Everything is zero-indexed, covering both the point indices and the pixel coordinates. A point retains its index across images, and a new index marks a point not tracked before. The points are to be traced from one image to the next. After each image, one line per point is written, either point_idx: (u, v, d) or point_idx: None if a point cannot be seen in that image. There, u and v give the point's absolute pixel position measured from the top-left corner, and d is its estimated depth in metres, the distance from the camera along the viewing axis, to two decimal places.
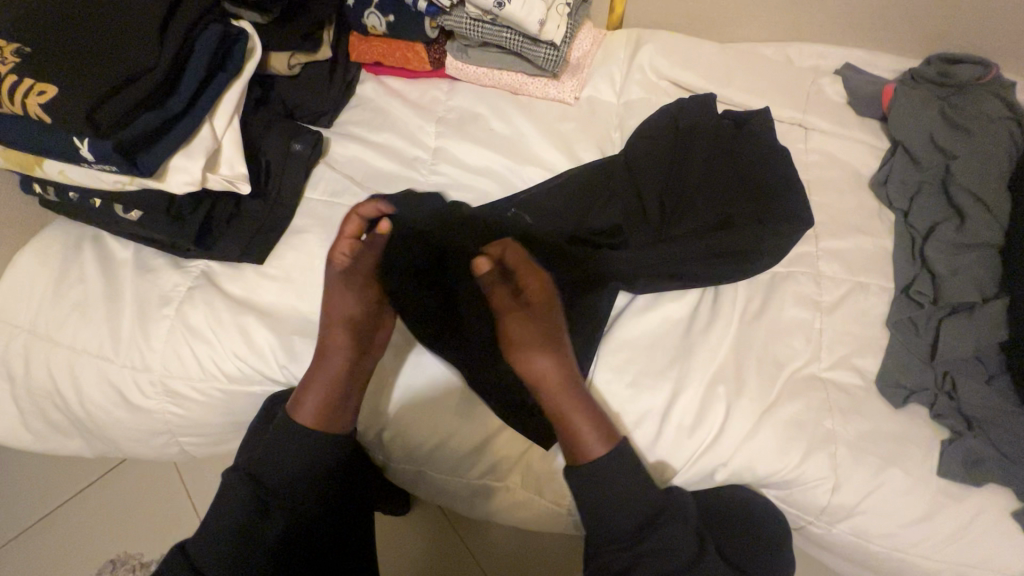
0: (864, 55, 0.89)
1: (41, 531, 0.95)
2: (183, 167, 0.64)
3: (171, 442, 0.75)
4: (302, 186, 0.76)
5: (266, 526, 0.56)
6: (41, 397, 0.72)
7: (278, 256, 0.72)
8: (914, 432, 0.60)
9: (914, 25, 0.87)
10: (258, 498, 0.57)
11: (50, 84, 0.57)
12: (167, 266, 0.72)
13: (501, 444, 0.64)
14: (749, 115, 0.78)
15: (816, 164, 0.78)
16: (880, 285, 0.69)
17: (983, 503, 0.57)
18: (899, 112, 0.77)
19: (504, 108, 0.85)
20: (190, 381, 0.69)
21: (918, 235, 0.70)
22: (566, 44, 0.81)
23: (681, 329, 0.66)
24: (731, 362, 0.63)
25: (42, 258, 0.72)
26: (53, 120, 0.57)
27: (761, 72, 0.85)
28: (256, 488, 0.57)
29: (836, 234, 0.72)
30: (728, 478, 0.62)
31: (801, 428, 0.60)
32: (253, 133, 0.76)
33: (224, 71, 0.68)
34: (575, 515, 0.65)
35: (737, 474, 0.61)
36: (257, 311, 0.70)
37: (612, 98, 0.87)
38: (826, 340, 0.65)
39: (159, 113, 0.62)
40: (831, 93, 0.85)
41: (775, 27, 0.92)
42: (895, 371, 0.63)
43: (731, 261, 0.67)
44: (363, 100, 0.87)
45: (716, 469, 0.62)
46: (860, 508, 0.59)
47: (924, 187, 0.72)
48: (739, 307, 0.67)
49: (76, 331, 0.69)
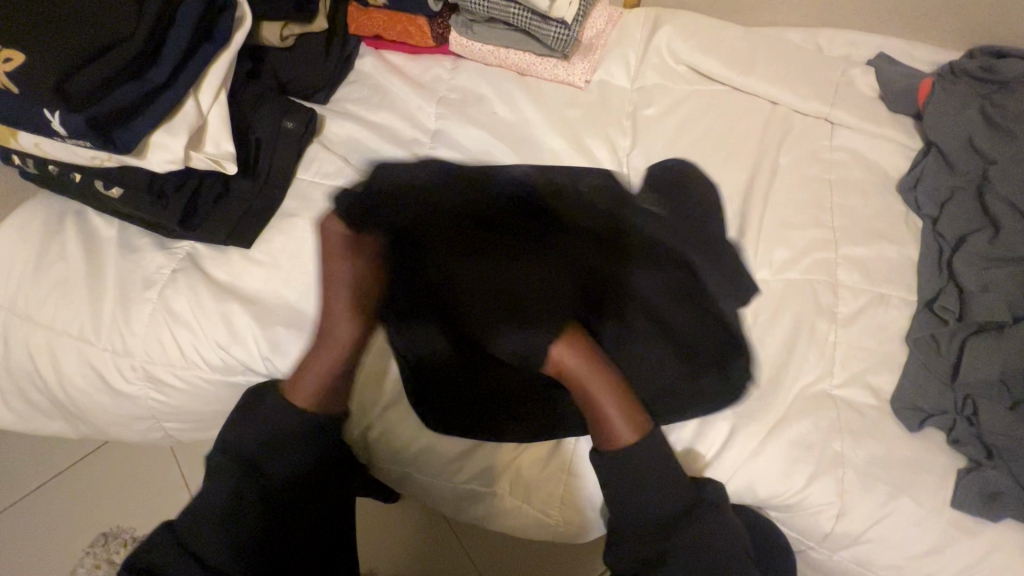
0: (898, 45, 0.83)
1: (29, 505, 0.95)
2: (164, 144, 0.60)
3: (155, 427, 0.72)
4: (294, 166, 0.72)
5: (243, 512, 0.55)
6: (22, 377, 0.70)
7: (266, 240, 0.69)
8: (928, 458, 0.57)
9: (956, 13, 0.80)
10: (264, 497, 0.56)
11: (16, 50, 0.53)
12: (152, 247, 0.69)
13: (489, 452, 0.62)
14: (723, 166, 0.72)
15: (842, 163, 0.73)
16: (902, 298, 0.65)
17: (998, 539, 0.54)
18: (934, 110, 0.71)
19: (510, 90, 0.80)
20: (172, 367, 0.66)
21: (947, 245, 0.66)
22: (579, 23, 0.76)
23: (771, 499, 0.57)
24: (784, 489, 0.56)
25: (22, 234, 0.69)
26: (20, 89, 0.54)
27: (788, 60, 0.79)
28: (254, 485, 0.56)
29: (861, 241, 0.67)
30: (771, 502, 0.58)
31: (810, 449, 0.57)
32: (244, 108, 0.72)
33: (210, 41, 0.64)
34: (562, 527, 0.62)
35: (735, 491, 0.58)
36: (243, 298, 0.67)
37: (626, 83, 0.81)
38: (840, 355, 0.61)
39: (135, 84, 0.58)
40: (862, 85, 0.79)
41: (803, 11, 0.86)
42: (911, 393, 0.59)
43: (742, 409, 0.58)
44: (361, 76, 0.82)
45: (769, 506, 0.59)
46: (866, 537, 0.56)
47: (957, 193, 0.67)
48: (804, 436, 0.57)
49: (56, 311, 0.67)
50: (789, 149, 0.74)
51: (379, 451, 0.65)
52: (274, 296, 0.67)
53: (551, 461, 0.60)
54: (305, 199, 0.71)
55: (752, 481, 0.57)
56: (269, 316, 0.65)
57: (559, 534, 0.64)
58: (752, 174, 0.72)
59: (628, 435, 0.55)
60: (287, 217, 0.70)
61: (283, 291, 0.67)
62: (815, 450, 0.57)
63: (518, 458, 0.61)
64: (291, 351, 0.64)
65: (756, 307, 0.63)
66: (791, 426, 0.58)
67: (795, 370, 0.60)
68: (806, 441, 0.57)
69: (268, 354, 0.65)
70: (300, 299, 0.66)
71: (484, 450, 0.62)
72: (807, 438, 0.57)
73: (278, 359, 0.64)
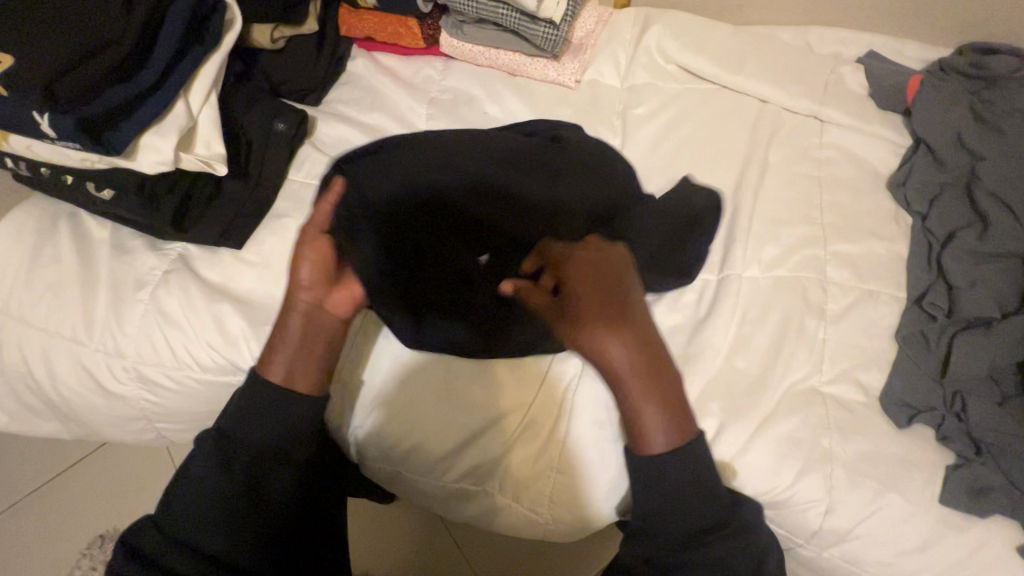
0: (888, 43, 0.83)
1: (25, 508, 0.95)
2: (154, 146, 0.61)
3: (148, 428, 0.73)
4: (284, 167, 0.72)
5: (264, 491, 0.54)
6: (16, 379, 0.70)
7: (257, 241, 0.69)
8: (917, 455, 0.57)
9: (946, 9, 0.80)
10: (272, 468, 0.55)
11: (6, 53, 0.54)
12: (143, 248, 0.69)
13: (486, 445, 0.61)
14: (714, 165, 0.72)
15: (831, 160, 0.73)
16: (891, 294, 0.65)
17: (987, 535, 0.54)
18: (922, 107, 0.72)
19: (500, 91, 0.80)
20: (163, 368, 0.67)
21: (935, 240, 0.65)
22: (568, 23, 0.76)
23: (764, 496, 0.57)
24: (771, 488, 0.56)
25: (14, 237, 0.70)
26: (9, 91, 0.54)
27: (778, 58, 0.79)
28: (267, 456, 0.55)
29: (850, 238, 0.67)
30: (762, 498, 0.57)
31: (798, 446, 0.57)
32: (235, 109, 0.72)
33: (201, 42, 0.64)
34: (552, 526, 0.62)
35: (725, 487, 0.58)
36: (233, 298, 0.67)
37: (616, 83, 0.81)
38: (829, 353, 0.61)
39: (128, 86, 0.58)
40: (852, 83, 0.79)
41: (794, 10, 0.86)
42: (900, 389, 0.59)
43: (733, 412, 0.58)
44: (352, 78, 0.83)
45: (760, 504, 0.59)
46: (854, 534, 0.56)
47: (947, 189, 0.67)
48: (791, 435, 0.57)
49: (49, 312, 0.67)
50: (779, 147, 0.74)
51: (374, 452, 0.65)
52: (265, 296, 0.67)
53: (542, 459, 0.60)
54: (296, 200, 0.71)
55: (739, 477, 0.57)
56: (260, 317, 0.66)
57: (549, 532, 0.64)
58: (742, 171, 0.72)
59: (671, 441, 0.50)
60: (277, 217, 0.70)
61: (274, 292, 0.67)
62: (804, 447, 0.57)
63: (507, 456, 0.61)
64: None
65: (745, 304, 0.63)
66: (779, 423, 0.58)
67: (784, 368, 0.60)
68: (794, 438, 0.57)
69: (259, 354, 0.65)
70: None
71: (475, 448, 0.62)
72: (796, 436, 0.57)
73: None
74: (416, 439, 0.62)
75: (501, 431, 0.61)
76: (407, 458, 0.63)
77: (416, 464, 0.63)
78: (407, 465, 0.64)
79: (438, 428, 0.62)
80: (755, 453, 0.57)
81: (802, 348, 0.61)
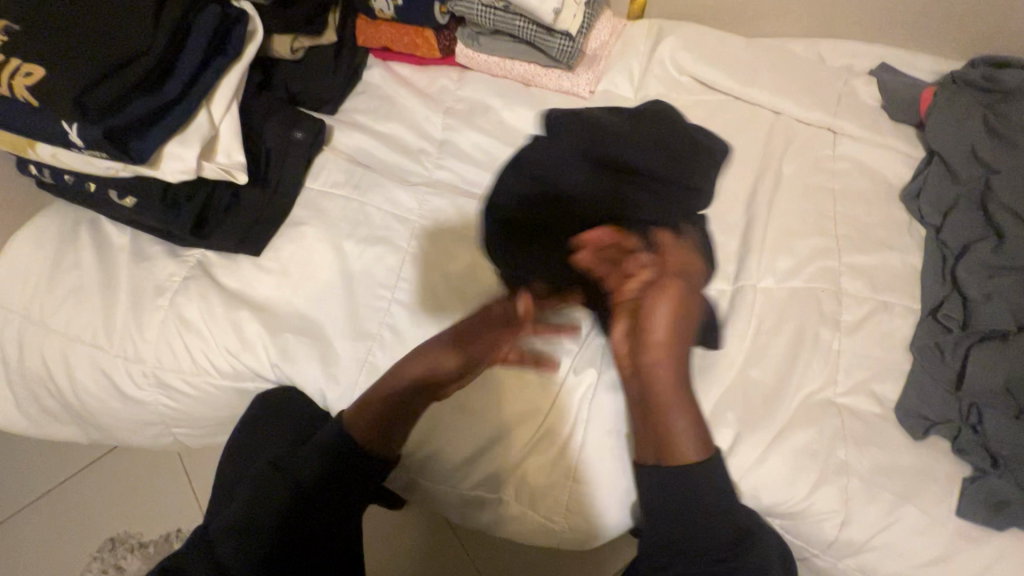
0: (900, 56, 0.83)
1: (36, 512, 0.96)
2: (178, 155, 0.62)
3: (165, 433, 0.73)
4: (302, 176, 0.73)
5: (267, 504, 0.57)
6: (35, 382, 0.71)
7: (275, 248, 0.70)
8: (933, 466, 0.57)
9: (958, 23, 0.81)
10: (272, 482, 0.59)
11: (37, 65, 0.55)
12: (163, 254, 0.70)
13: (502, 451, 0.61)
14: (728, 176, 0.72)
15: (844, 172, 0.73)
16: (905, 306, 0.65)
17: (1004, 548, 0.54)
18: (935, 121, 0.72)
19: (515, 101, 0.81)
20: (182, 373, 0.67)
21: (949, 253, 0.66)
22: (583, 35, 0.77)
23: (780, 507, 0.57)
24: (787, 498, 0.57)
25: (37, 243, 0.71)
26: (40, 102, 0.55)
27: (790, 70, 0.80)
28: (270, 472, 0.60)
29: (864, 249, 0.67)
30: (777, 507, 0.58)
31: (814, 457, 0.57)
32: (255, 118, 0.73)
33: (223, 54, 0.65)
34: (567, 534, 0.62)
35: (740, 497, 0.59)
36: (252, 305, 0.68)
37: (630, 93, 0.82)
38: (844, 364, 0.62)
39: (153, 98, 0.59)
40: (864, 95, 0.79)
41: (806, 22, 0.87)
42: (915, 400, 0.59)
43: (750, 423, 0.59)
44: (369, 87, 0.84)
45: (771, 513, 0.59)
46: (870, 545, 0.56)
47: (960, 202, 0.68)
48: (806, 447, 0.57)
49: (70, 317, 0.68)
50: (792, 158, 0.74)
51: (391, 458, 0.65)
52: (283, 303, 0.68)
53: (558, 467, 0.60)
54: (314, 208, 0.72)
55: (755, 487, 0.58)
56: (279, 324, 0.67)
57: (565, 540, 0.63)
58: (755, 182, 0.72)
59: (698, 452, 0.57)
60: (295, 225, 0.71)
61: (292, 298, 0.68)
62: (821, 458, 0.57)
63: (524, 463, 0.61)
64: (301, 357, 0.66)
65: (760, 316, 0.64)
66: (795, 433, 0.58)
67: (799, 378, 0.60)
68: (810, 449, 0.57)
69: (277, 360, 0.66)
70: (308, 304, 0.68)
71: (489, 454, 0.62)
72: (812, 447, 0.57)
73: (286, 365, 0.66)
74: (433, 444, 0.62)
75: (515, 437, 0.61)
76: (422, 463, 0.64)
77: (430, 469, 0.64)
78: (422, 471, 0.64)
79: (455, 433, 0.62)
80: (773, 464, 0.57)
81: (817, 359, 0.61)
